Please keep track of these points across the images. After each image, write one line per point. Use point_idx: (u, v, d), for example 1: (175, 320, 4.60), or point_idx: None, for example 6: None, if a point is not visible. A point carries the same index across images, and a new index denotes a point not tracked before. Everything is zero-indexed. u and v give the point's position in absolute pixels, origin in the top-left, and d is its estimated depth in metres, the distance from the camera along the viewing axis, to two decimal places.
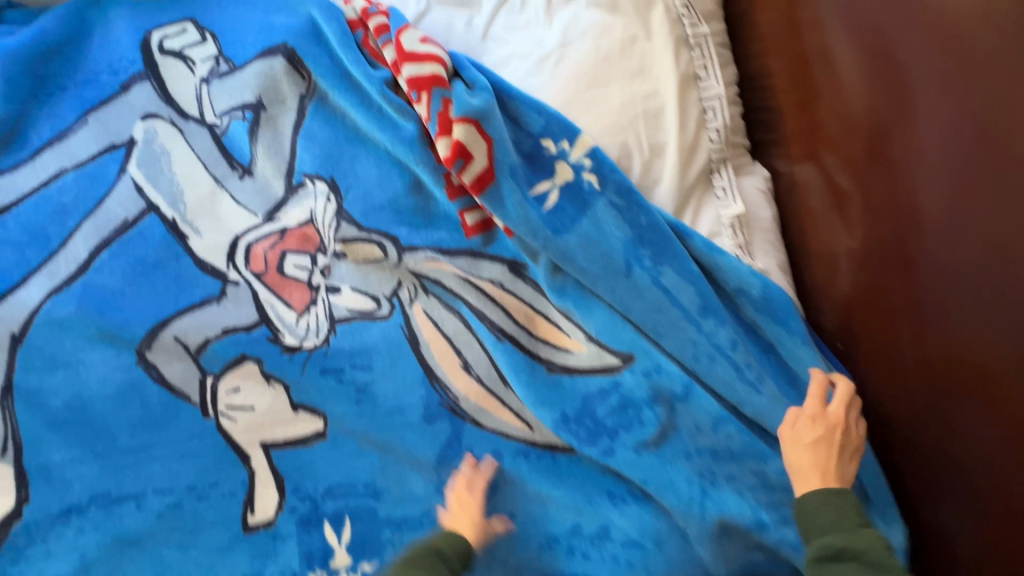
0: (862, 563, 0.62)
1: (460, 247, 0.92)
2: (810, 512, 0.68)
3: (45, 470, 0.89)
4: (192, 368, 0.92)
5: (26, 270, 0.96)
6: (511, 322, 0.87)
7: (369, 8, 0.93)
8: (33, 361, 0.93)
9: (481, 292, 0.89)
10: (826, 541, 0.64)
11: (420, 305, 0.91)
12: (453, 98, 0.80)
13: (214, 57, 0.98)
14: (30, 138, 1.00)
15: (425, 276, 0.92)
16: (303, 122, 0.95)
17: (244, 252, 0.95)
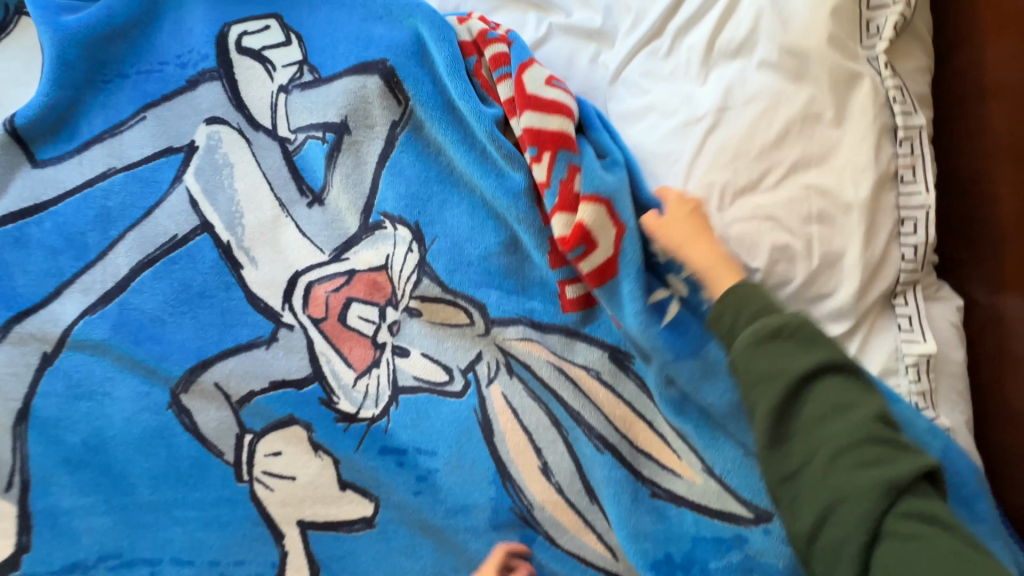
0: (805, 343, 0.55)
1: (553, 322, 0.79)
2: (737, 292, 0.59)
3: (54, 515, 0.79)
4: (229, 421, 0.80)
5: (59, 280, 0.85)
6: (610, 429, 0.76)
7: (488, 32, 0.80)
8: (55, 386, 0.82)
9: (575, 385, 0.77)
10: (765, 322, 0.56)
11: (499, 387, 0.79)
12: (582, 168, 0.72)
13: (300, 63, 0.85)
14: (81, 129, 0.89)
15: (511, 354, 0.79)
16: (391, 153, 0.82)
17: (303, 294, 0.82)
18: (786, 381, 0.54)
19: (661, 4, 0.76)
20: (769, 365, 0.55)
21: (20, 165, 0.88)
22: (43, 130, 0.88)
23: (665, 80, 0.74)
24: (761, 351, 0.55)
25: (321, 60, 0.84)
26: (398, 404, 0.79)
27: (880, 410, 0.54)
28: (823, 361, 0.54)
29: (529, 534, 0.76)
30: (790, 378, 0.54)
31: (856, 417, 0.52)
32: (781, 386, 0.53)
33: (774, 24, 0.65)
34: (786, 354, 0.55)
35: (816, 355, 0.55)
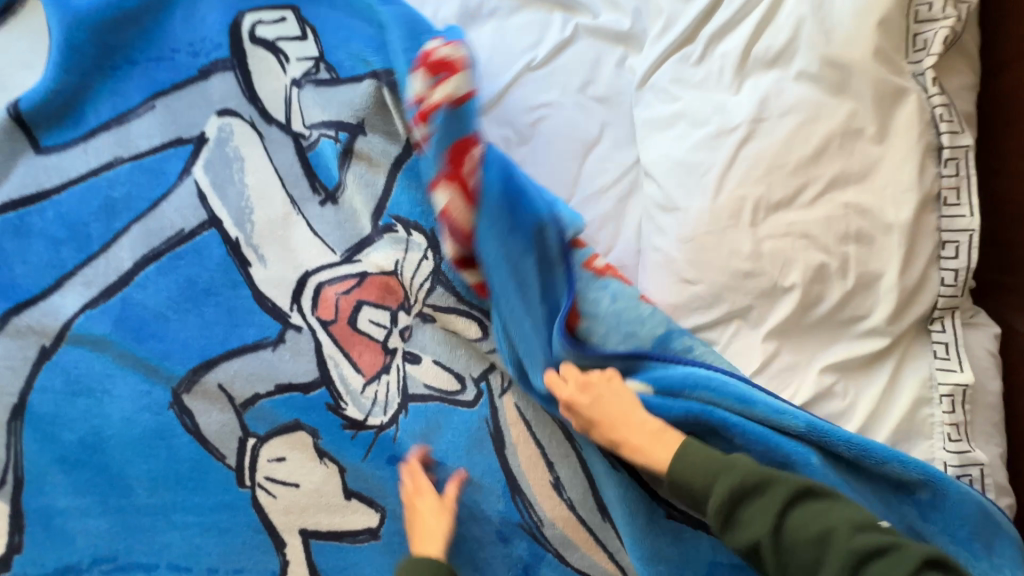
0: (755, 496, 0.54)
1: None
2: (677, 459, 0.58)
3: (48, 515, 0.76)
4: (232, 424, 0.77)
5: (58, 272, 0.82)
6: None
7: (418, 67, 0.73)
8: (53, 381, 0.79)
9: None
10: (717, 499, 0.54)
11: (512, 398, 0.77)
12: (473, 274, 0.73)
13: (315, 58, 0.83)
14: (87, 117, 0.86)
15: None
16: (407, 158, 0.80)
17: (313, 295, 0.80)
18: (768, 543, 0.52)
19: (695, 9, 0.73)
20: (744, 539, 0.53)
21: (22, 152, 0.85)
22: (49, 116, 0.85)
23: (696, 88, 0.71)
24: (730, 526, 0.54)
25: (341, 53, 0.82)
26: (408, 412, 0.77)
27: (851, 512, 0.52)
28: (777, 506, 0.53)
29: (538, 550, 0.74)
30: (771, 539, 0.52)
31: (837, 544, 0.51)
32: (770, 554, 0.52)
33: (815, 34, 0.63)
34: (750, 515, 0.54)
35: (769, 499, 0.53)
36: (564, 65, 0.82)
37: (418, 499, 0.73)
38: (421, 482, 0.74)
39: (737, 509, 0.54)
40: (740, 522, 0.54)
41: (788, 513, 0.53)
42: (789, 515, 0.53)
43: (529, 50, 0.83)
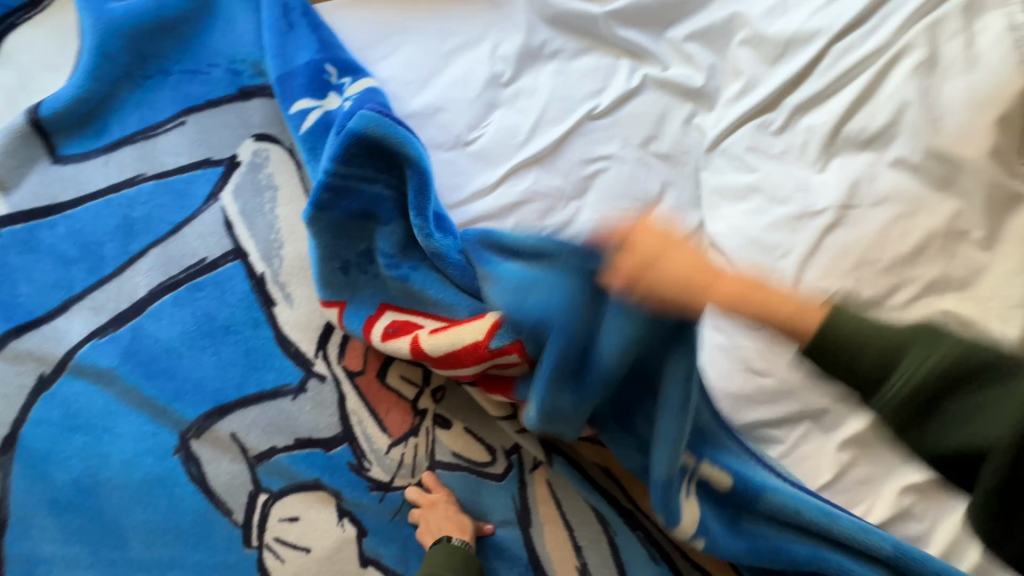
0: (934, 343, 0.47)
1: None
2: (828, 326, 0.50)
3: (32, 563, 0.69)
4: (244, 477, 0.72)
5: (66, 293, 0.76)
6: (661, 536, 0.68)
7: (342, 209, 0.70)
8: (50, 413, 0.73)
9: (622, 486, 0.71)
10: (869, 327, 0.49)
11: (542, 475, 0.71)
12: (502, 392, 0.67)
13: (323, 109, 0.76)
14: (111, 128, 0.80)
15: (555, 444, 0.72)
16: None
17: (341, 342, 0.74)
18: (949, 360, 0.46)
19: (778, 75, 0.68)
20: (897, 391, 0.48)
21: (38, 159, 0.78)
22: (70, 124, 0.79)
23: (775, 160, 0.66)
24: (901, 375, 0.48)
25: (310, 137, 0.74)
26: (432, 475, 0.71)
27: None
28: (937, 355, 0.47)
29: None
30: (959, 355, 0.46)
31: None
32: (936, 360, 0.46)
33: (920, 122, 0.59)
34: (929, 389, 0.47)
35: (920, 357, 0.47)
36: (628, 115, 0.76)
37: (433, 512, 0.69)
38: (449, 498, 0.70)
39: (911, 354, 0.48)
40: (890, 365, 0.49)
41: (948, 370, 0.46)
42: (980, 390, 0.47)
43: (591, 97, 0.78)
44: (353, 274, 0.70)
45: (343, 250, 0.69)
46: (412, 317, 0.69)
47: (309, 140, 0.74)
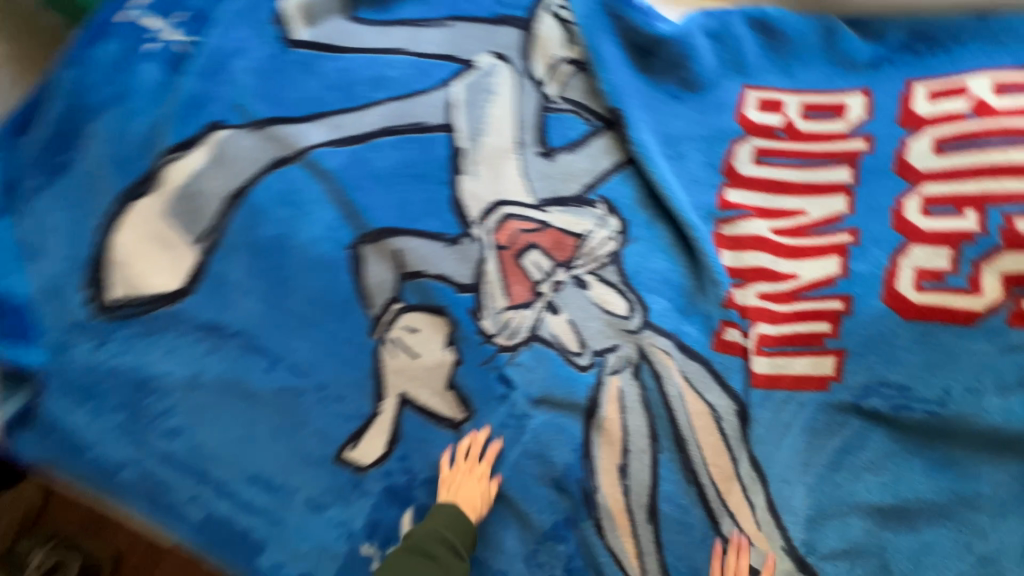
0: None
1: (698, 350, 0.84)
2: None
3: (222, 280, 0.91)
4: (392, 284, 0.91)
5: (317, 106, 0.98)
6: (705, 471, 0.80)
7: (672, 101, 0.95)
8: (276, 184, 0.95)
9: (691, 419, 0.82)
10: None
11: (619, 380, 0.85)
12: (766, 254, 0.85)
13: (566, 57, 0.99)
14: (398, 10, 1.04)
15: (648, 356, 0.86)
16: (617, 174, 0.93)
17: (498, 220, 0.93)
18: None
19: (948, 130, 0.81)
20: None
21: (337, 13, 1.04)
22: None
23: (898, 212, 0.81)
24: None
25: (613, 43, 0.97)
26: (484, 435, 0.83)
27: None
28: None
29: (582, 513, 0.81)
30: None
31: None
32: None
33: None
34: None
35: None
36: (792, 140, 0.90)
37: (524, 371, 0.86)
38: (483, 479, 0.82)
39: None
40: None
41: None
42: None
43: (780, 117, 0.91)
44: (715, 85, 0.94)
45: (690, 122, 0.93)
46: (755, 142, 0.91)
47: (627, 55, 0.97)
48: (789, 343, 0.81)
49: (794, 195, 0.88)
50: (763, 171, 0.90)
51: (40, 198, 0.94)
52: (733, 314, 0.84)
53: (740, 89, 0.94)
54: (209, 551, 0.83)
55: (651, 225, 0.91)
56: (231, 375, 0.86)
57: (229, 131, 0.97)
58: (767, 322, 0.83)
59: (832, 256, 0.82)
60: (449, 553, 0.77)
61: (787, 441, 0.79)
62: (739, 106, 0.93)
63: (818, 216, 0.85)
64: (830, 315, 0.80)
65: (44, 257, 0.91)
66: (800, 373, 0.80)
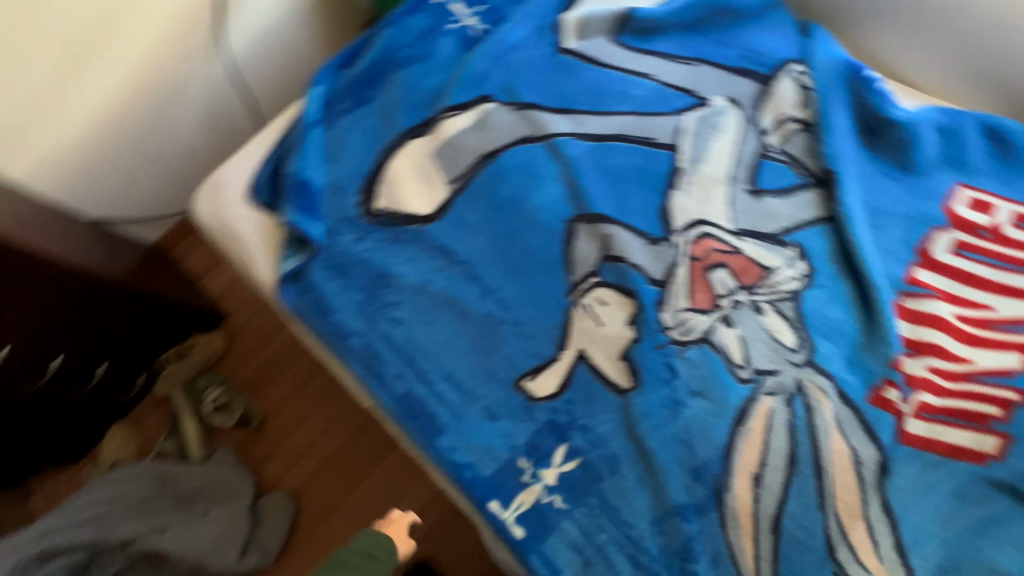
0: None
1: (856, 401, 0.93)
2: None
3: (462, 218, 1.12)
4: (593, 261, 1.07)
5: (568, 104, 1.20)
6: (834, 504, 0.88)
7: (885, 178, 1.05)
8: (522, 155, 1.16)
9: (833, 457, 0.90)
10: None
11: (771, 402, 0.95)
12: (947, 335, 0.95)
13: (795, 117, 1.13)
14: (655, 44, 1.23)
15: (805, 389, 0.95)
16: (815, 227, 1.05)
17: (696, 235, 1.08)
18: None
19: None
20: None
21: (604, 34, 1.25)
22: (637, 27, 1.23)
23: None
24: None
25: (843, 116, 1.09)
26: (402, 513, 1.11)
27: None
28: None
29: (710, 504, 0.91)
30: None
31: None
32: None
33: None
34: None
35: None
36: (994, 243, 0.99)
37: (689, 366, 0.99)
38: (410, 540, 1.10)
39: None
40: None
41: None
42: None
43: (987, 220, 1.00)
44: (931, 175, 1.04)
45: (898, 200, 1.03)
46: (959, 235, 1.00)
47: (854, 128, 1.09)
48: (953, 416, 0.91)
49: (981, 291, 0.97)
50: (959, 263, 0.99)
51: (345, 117, 1.21)
52: (898, 377, 0.93)
53: (952, 185, 1.03)
54: (396, 422, 1.02)
55: (836, 278, 1.01)
56: (451, 293, 1.07)
57: (496, 106, 1.20)
58: (931, 392, 0.93)
59: (1013, 353, 0.93)
60: (372, 560, 1.00)
61: (930, 503, 0.88)
62: (949, 199, 1.02)
63: (1006, 315, 0.95)
64: (998, 401, 0.91)
65: (338, 162, 1.17)
66: (957, 442, 0.90)
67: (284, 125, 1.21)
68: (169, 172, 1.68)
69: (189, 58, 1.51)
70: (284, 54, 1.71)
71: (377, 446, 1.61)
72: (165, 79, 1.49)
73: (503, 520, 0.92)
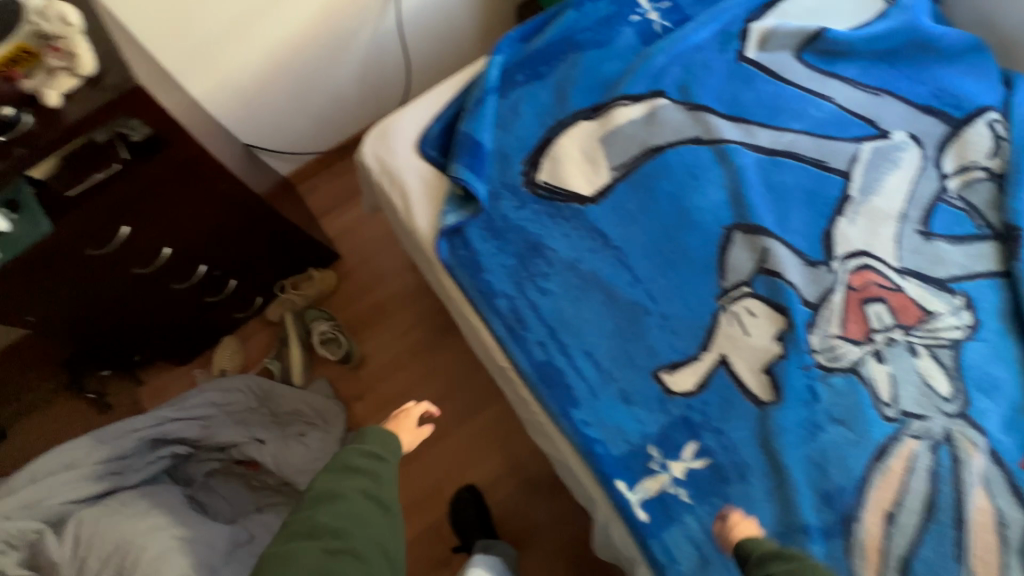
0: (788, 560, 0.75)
1: (1008, 462, 0.91)
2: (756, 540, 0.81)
3: (621, 205, 1.15)
4: (747, 271, 1.08)
5: (741, 112, 1.20)
6: (971, 559, 0.87)
7: None
8: (689, 155, 1.17)
9: (975, 513, 0.89)
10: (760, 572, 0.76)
11: (915, 445, 0.94)
12: None
13: (983, 166, 1.10)
14: (840, 68, 1.22)
15: (953, 440, 0.94)
16: (987, 280, 1.03)
17: (857, 266, 1.07)
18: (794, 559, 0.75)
19: None
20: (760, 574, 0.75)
21: (789, 49, 1.24)
22: (824, 47, 1.22)
23: None
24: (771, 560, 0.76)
25: None
26: (417, 404, 1.07)
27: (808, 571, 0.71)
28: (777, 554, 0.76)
29: (838, 530, 0.91)
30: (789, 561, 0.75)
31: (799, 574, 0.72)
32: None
33: None
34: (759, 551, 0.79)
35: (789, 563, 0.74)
36: None
37: (834, 392, 0.98)
38: (417, 432, 1.05)
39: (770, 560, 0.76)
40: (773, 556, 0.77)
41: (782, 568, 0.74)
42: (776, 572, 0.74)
43: None
44: None
45: None
46: None
47: None
48: None
49: None
50: None
51: (519, 89, 1.25)
52: None
53: None
54: (530, 387, 1.05)
55: (1003, 337, 0.99)
56: (602, 275, 1.09)
57: (668, 102, 1.21)
58: None
59: None
60: (372, 462, 0.91)
61: None
62: None
63: None
64: None
65: (509, 131, 1.22)
66: None
67: (463, 88, 1.29)
68: (319, 114, 1.77)
69: (363, 10, 1.58)
70: (446, 24, 1.78)
71: (463, 409, 1.65)
72: (338, 26, 1.57)
73: (629, 501, 0.95)
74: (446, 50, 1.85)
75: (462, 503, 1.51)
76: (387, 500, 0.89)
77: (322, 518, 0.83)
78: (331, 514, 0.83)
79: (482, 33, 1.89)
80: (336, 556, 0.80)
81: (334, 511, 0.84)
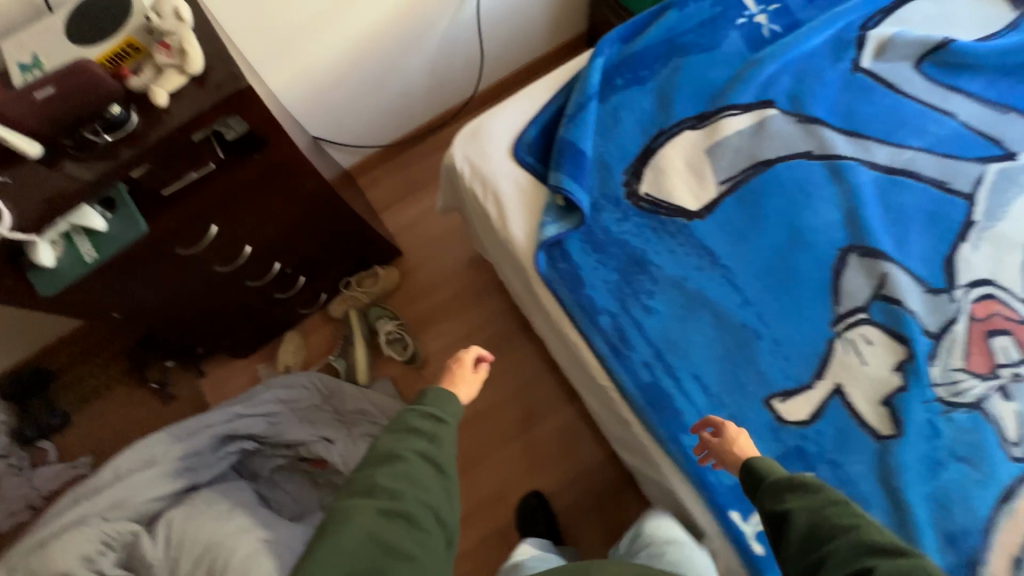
0: (801, 491, 0.72)
1: None
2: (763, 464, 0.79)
3: (727, 222, 1.10)
4: (864, 296, 1.03)
5: (856, 126, 1.14)
6: None
7: None
8: (801, 170, 1.12)
9: None
10: (773, 504, 0.73)
11: None
12: None
13: None
14: (962, 81, 1.15)
15: None
16: None
17: (981, 295, 1.02)
18: (802, 487, 0.72)
19: None
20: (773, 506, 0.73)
21: (908, 59, 1.17)
22: (947, 59, 1.16)
23: None
24: (783, 493, 0.73)
25: None
26: (469, 350, 1.00)
27: (831, 510, 0.68)
28: (793, 488, 0.72)
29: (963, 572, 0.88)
30: (805, 492, 0.71)
31: (817, 507, 0.69)
32: (783, 512, 0.71)
33: None
34: (769, 480, 0.76)
35: (803, 492, 0.71)
36: None
37: (958, 429, 0.95)
38: (472, 387, 0.97)
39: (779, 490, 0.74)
40: (787, 487, 0.73)
41: (802, 504, 0.70)
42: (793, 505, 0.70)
43: None
44: None
45: None
46: None
47: None
48: None
49: None
50: None
51: (619, 94, 1.20)
52: None
53: None
54: (635, 410, 1.03)
55: None
56: (710, 295, 1.06)
57: (778, 113, 1.16)
58: None
59: None
60: (432, 423, 0.81)
61: None
62: None
63: None
64: None
65: (609, 139, 1.17)
66: None
67: (558, 91, 1.24)
68: (386, 107, 1.72)
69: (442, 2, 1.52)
70: (520, 16, 1.71)
71: (528, 414, 1.63)
72: (416, 18, 1.52)
73: (745, 532, 0.92)
74: (516, 42, 1.79)
75: (530, 508, 1.50)
76: (447, 464, 0.79)
77: (380, 478, 0.74)
78: (389, 475, 0.74)
79: (553, 26, 1.82)
80: (391, 518, 0.71)
81: (392, 472, 0.75)
